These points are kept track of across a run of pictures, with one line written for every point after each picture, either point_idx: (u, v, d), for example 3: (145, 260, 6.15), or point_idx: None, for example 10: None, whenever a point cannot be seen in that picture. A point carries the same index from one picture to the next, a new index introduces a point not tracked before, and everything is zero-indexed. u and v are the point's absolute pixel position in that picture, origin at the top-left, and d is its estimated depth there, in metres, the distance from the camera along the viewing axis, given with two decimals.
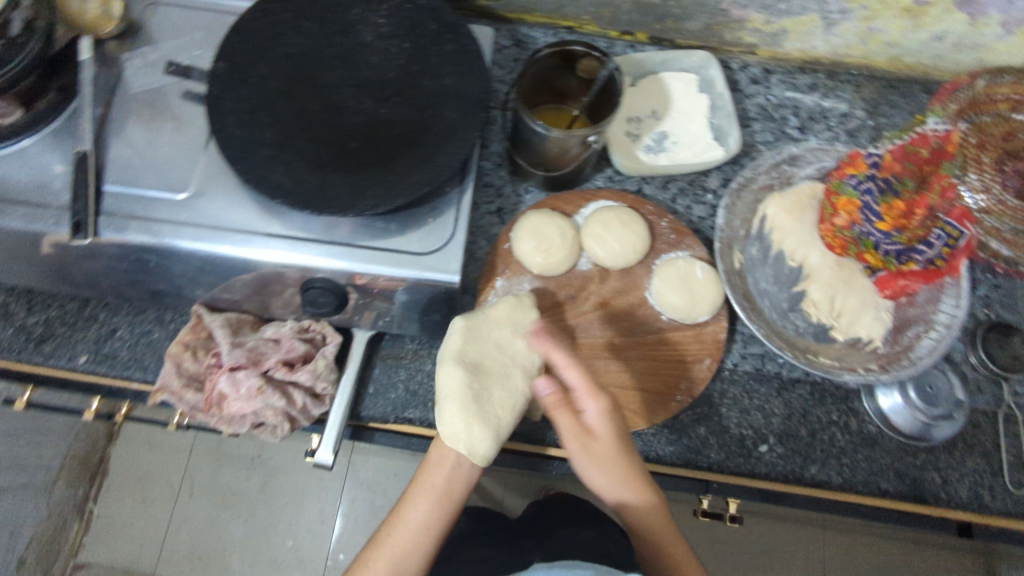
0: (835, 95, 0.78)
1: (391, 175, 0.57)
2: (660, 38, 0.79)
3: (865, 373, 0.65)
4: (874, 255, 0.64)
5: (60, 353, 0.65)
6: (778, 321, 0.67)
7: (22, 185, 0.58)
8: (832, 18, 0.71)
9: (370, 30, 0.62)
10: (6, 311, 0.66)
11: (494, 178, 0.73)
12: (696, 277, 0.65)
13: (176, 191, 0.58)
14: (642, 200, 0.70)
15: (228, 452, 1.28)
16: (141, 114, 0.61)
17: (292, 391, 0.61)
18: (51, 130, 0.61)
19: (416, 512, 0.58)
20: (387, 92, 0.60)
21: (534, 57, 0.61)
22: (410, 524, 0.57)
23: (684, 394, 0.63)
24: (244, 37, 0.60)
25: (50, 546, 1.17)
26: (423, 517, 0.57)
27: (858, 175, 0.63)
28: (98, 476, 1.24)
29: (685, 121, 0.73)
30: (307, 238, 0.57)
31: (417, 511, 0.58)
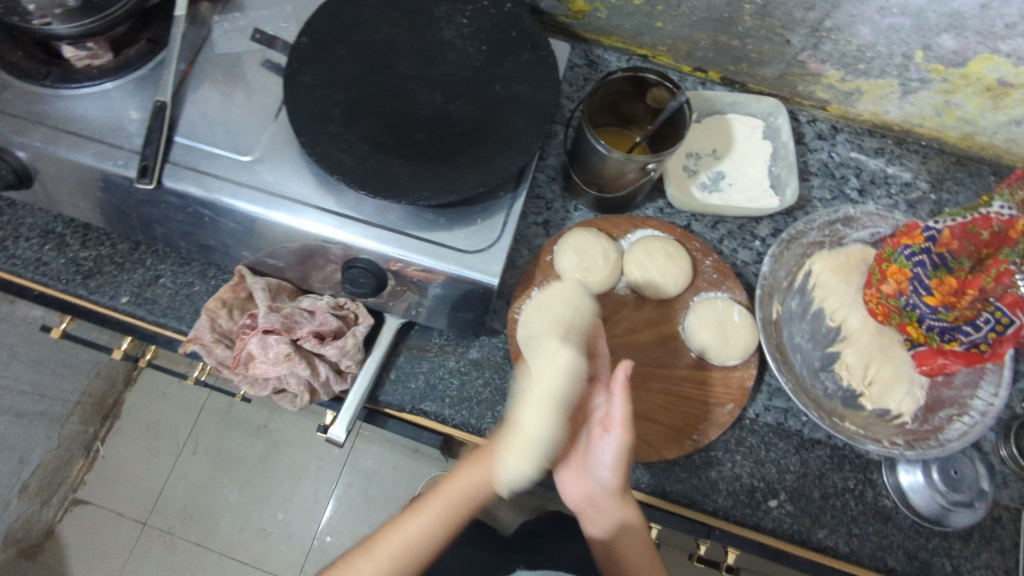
0: (899, 163, 0.78)
1: (449, 170, 0.57)
2: (733, 81, 0.80)
3: (890, 446, 0.62)
4: (916, 329, 0.62)
5: (104, 290, 0.67)
6: (806, 378, 0.66)
7: (99, 125, 0.60)
8: (910, 86, 0.71)
9: (452, 28, 0.64)
10: (61, 242, 0.69)
11: (545, 191, 0.74)
12: (733, 320, 0.64)
13: (242, 153, 0.60)
14: (690, 235, 0.70)
15: (237, 417, 1.30)
16: (223, 75, 0.63)
17: (317, 363, 0.62)
18: (136, 77, 0.62)
19: (417, 526, 0.54)
20: (459, 90, 0.61)
21: (607, 78, 0.62)
22: (409, 534, 0.54)
23: (701, 435, 0.62)
24: (332, 18, 0.62)
25: (53, 477, 1.19)
26: (420, 533, 0.54)
27: (912, 246, 0.61)
28: (109, 419, 1.26)
29: (743, 166, 0.74)
30: (358, 219, 0.59)
31: (415, 525, 0.54)
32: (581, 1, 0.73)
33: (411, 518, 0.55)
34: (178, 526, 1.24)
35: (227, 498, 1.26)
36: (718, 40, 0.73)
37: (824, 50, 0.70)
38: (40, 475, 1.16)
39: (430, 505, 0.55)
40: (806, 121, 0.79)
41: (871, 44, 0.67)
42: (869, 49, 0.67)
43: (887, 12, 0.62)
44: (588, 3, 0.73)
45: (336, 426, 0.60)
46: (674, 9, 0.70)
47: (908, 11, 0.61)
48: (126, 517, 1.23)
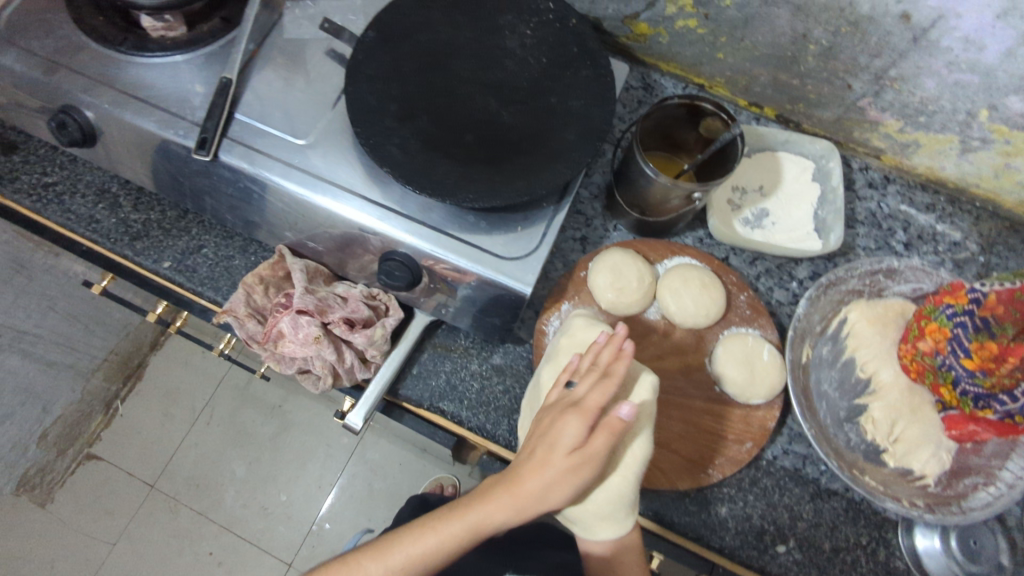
0: (950, 221, 0.76)
1: (496, 176, 0.58)
2: (788, 119, 0.79)
3: (909, 506, 0.61)
4: (949, 391, 0.60)
5: (148, 254, 0.69)
6: (830, 427, 0.65)
7: (165, 95, 0.62)
8: (970, 144, 0.69)
9: (516, 37, 0.64)
10: (114, 203, 0.71)
11: (587, 208, 0.74)
12: (762, 358, 0.63)
13: (298, 136, 0.62)
14: (727, 268, 0.69)
15: (253, 395, 1.31)
16: (289, 59, 0.65)
17: (344, 349, 0.62)
18: (205, 53, 0.64)
19: (437, 541, 0.51)
20: (515, 98, 0.62)
21: (662, 103, 0.62)
22: (423, 547, 0.51)
23: (717, 470, 0.61)
24: (401, 15, 0.64)
25: (71, 429, 1.22)
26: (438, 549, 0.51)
27: (955, 306, 0.59)
28: (131, 379, 1.29)
29: (789, 205, 0.73)
30: (401, 214, 0.59)
31: (436, 539, 0.51)
32: (645, 24, 0.74)
33: (433, 531, 0.51)
34: (184, 493, 1.26)
35: (234, 472, 1.27)
36: (778, 77, 0.73)
37: (886, 99, 0.69)
38: (60, 425, 1.20)
39: (453, 522, 0.52)
40: (858, 167, 0.78)
41: (935, 98, 0.66)
42: (932, 102, 0.66)
43: (955, 67, 0.61)
44: (652, 27, 0.74)
45: (354, 414, 0.61)
46: (738, 42, 0.71)
47: (978, 68, 0.60)
48: (135, 477, 1.25)
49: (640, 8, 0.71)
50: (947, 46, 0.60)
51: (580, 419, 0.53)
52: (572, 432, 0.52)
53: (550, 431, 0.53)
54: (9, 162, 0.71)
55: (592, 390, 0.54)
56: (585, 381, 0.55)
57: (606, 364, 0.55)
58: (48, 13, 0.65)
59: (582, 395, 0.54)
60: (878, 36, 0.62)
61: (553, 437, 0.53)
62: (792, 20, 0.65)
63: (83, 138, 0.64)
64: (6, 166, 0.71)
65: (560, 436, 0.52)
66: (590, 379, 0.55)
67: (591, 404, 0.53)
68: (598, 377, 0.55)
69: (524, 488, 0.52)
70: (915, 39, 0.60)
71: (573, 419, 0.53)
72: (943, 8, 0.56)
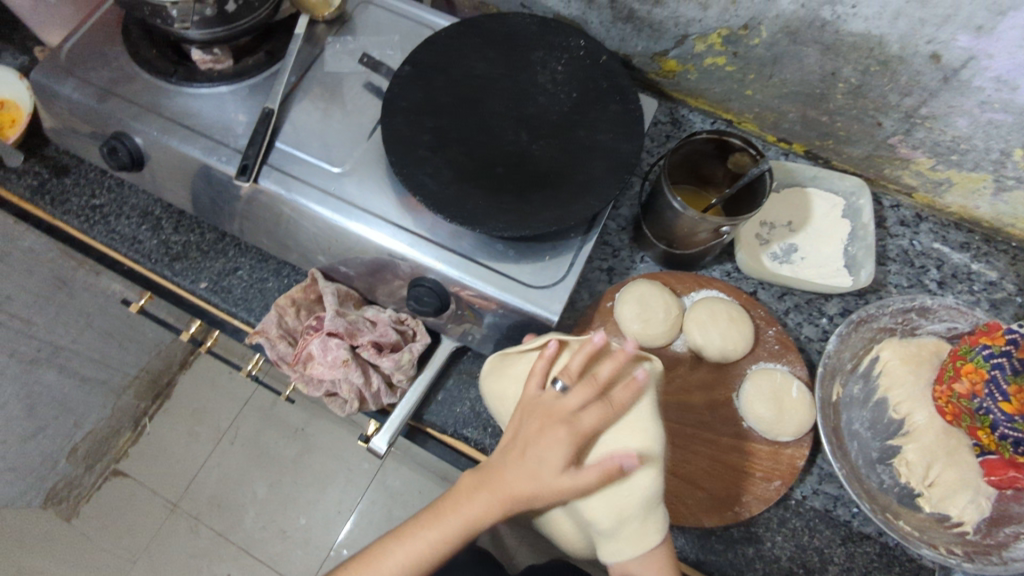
0: (985, 261, 0.75)
1: (526, 206, 0.59)
2: (817, 156, 0.79)
3: (947, 555, 0.58)
4: (987, 435, 0.58)
5: (186, 274, 0.71)
6: (862, 468, 0.64)
7: (210, 124, 0.65)
8: (1005, 183, 0.69)
9: (547, 73, 0.66)
10: (157, 224, 0.74)
11: (614, 239, 0.75)
12: (790, 395, 0.63)
13: (334, 165, 0.64)
14: (755, 302, 0.69)
15: (277, 417, 1.33)
16: (328, 92, 0.68)
17: (371, 373, 0.63)
18: (250, 85, 0.67)
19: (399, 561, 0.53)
20: (545, 131, 0.63)
21: (691, 137, 0.63)
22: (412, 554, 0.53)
23: (743, 507, 0.60)
24: (435, 51, 0.66)
25: (101, 444, 1.24)
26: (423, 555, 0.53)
27: (992, 346, 0.58)
28: (161, 397, 1.32)
29: (818, 241, 0.73)
30: (432, 241, 0.61)
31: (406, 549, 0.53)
32: (674, 61, 0.75)
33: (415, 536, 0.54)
34: (206, 513, 1.27)
35: (255, 493, 1.28)
36: (807, 114, 0.74)
37: (917, 137, 0.69)
38: (90, 440, 1.21)
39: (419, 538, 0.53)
40: (889, 206, 0.78)
41: (968, 136, 0.65)
42: (964, 141, 0.66)
43: (988, 107, 0.61)
44: (681, 64, 0.75)
45: (381, 437, 0.62)
46: (766, 79, 0.71)
47: (1011, 108, 0.60)
48: (159, 495, 1.28)
49: (670, 45, 0.73)
50: (978, 86, 0.60)
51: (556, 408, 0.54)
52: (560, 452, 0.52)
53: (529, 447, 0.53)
54: (61, 184, 0.74)
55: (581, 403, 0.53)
56: (578, 393, 0.54)
57: (605, 381, 0.54)
58: (105, 46, 0.68)
59: (576, 409, 0.53)
60: (908, 75, 0.62)
61: (538, 448, 0.52)
62: (821, 59, 0.66)
63: (131, 163, 0.67)
64: (57, 187, 0.74)
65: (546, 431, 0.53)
66: (585, 393, 0.54)
67: (584, 424, 0.53)
68: (593, 393, 0.54)
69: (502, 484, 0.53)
70: (945, 79, 0.61)
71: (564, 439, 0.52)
72: (974, 48, 0.57)
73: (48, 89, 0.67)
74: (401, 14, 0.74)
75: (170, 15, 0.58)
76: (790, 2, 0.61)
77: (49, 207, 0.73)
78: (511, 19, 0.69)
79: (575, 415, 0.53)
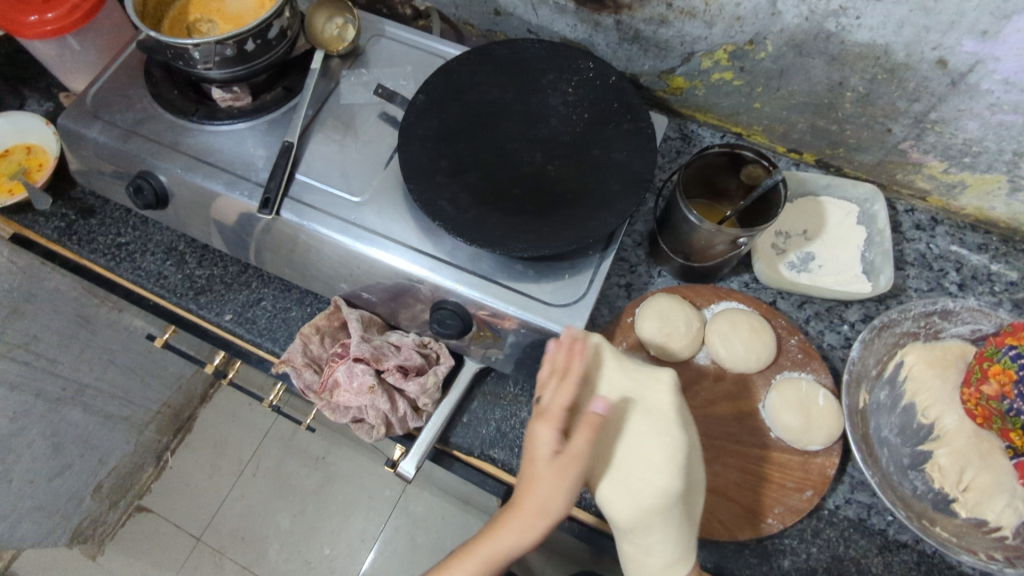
0: (1005, 261, 0.74)
1: (544, 226, 0.60)
2: (828, 164, 0.80)
3: (987, 560, 0.57)
4: (1020, 436, 0.58)
5: (211, 306, 0.73)
6: (894, 474, 0.63)
7: (231, 160, 0.67)
8: (1019, 183, 0.69)
9: (558, 95, 0.67)
10: (181, 259, 0.75)
11: (630, 255, 0.76)
12: (817, 403, 0.62)
13: (354, 194, 0.65)
14: (776, 312, 0.69)
15: (298, 446, 1.33)
16: (345, 123, 0.69)
17: (397, 398, 0.63)
18: (268, 120, 0.69)
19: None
20: (559, 152, 0.64)
21: (703, 152, 0.64)
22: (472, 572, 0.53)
23: (776, 519, 0.59)
24: (448, 79, 0.68)
25: (124, 482, 1.25)
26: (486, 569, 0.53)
27: (1019, 347, 0.59)
28: (182, 432, 1.34)
29: (835, 249, 0.73)
30: (452, 264, 0.62)
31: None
32: (680, 78, 0.77)
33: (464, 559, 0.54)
34: (230, 546, 1.27)
35: (280, 524, 1.28)
36: (816, 124, 0.74)
37: (927, 141, 0.69)
38: (114, 477, 1.21)
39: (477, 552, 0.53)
40: (903, 210, 0.78)
41: (979, 139, 0.66)
42: (976, 144, 0.67)
43: (997, 109, 0.62)
44: (688, 80, 0.76)
45: (409, 462, 0.62)
46: (774, 92, 0.73)
47: (1020, 109, 0.61)
48: (184, 529, 1.29)
49: (676, 63, 0.74)
50: (987, 89, 0.60)
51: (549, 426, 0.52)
52: (547, 441, 0.52)
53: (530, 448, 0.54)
54: (87, 225, 0.76)
55: (555, 396, 0.54)
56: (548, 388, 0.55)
57: (565, 365, 0.54)
58: (129, 90, 0.71)
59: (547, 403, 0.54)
60: (916, 82, 0.63)
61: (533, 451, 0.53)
62: (827, 70, 0.67)
63: (156, 201, 0.68)
64: (84, 228, 0.76)
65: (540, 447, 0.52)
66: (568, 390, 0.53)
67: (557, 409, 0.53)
68: (558, 381, 0.54)
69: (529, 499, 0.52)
70: (953, 83, 0.61)
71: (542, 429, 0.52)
72: (980, 52, 0.57)
73: (76, 133, 0.69)
74: (412, 45, 0.76)
75: (192, 57, 0.60)
76: (794, 16, 0.62)
77: (77, 248, 0.75)
78: (520, 45, 0.70)
79: (547, 407, 0.54)
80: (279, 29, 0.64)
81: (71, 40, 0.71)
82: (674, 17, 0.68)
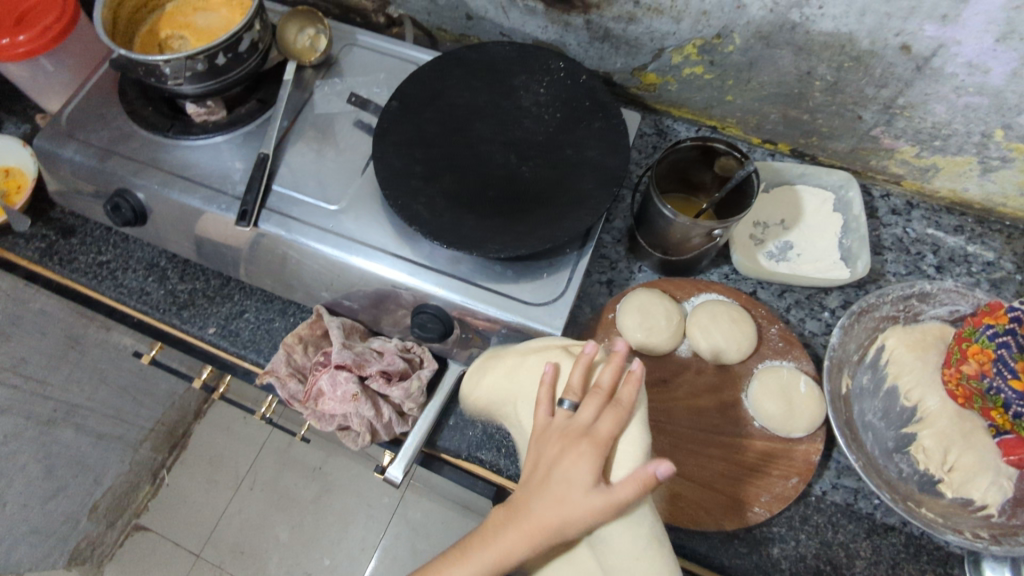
0: (981, 242, 0.75)
1: (520, 226, 0.60)
2: (803, 153, 0.80)
3: (973, 538, 0.57)
4: (1002, 415, 0.58)
5: (194, 321, 0.73)
6: (879, 458, 0.63)
7: (208, 174, 0.67)
8: (990, 164, 0.70)
9: (530, 96, 0.68)
10: (163, 274, 0.75)
11: (610, 252, 0.76)
12: (798, 391, 0.63)
13: (330, 203, 0.65)
14: (756, 302, 0.69)
15: (294, 458, 1.34)
16: (320, 133, 0.70)
17: (381, 404, 0.64)
18: (244, 132, 0.69)
19: None
20: (533, 153, 0.65)
21: (675, 146, 0.64)
22: None
23: (762, 507, 0.60)
24: (419, 85, 0.68)
25: (120, 500, 1.24)
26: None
27: (996, 326, 0.58)
28: (177, 449, 1.34)
29: (812, 237, 0.74)
30: (431, 268, 0.62)
31: None
32: (653, 75, 0.77)
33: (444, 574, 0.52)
34: (229, 562, 1.27)
35: (278, 538, 1.28)
36: (788, 114, 0.75)
37: (898, 126, 0.70)
38: (110, 496, 1.21)
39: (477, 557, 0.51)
40: (879, 195, 0.79)
41: (947, 122, 0.67)
42: (945, 127, 0.67)
43: (963, 91, 0.63)
44: (660, 76, 0.77)
45: (393, 467, 0.62)
46: (744, 84, 0.73)
47: (985, 90, 0.62)
48: (182, 546, 1.28)
49: (647, 60, 0.75)
50: (951, 72, 0.61)
51: (592, 453, 0.50)
52: (588, 467, 0.50)
53: (551, 471, 0.51)
54: (68, 246, 0.76)
55: (601, 421, 0.52)
56: (590, 404, 0.53)
57: (610, 387, 0.54)
58: (103, 107, 0.71)
59: (589, 421, 0.52)
60: (882, 68, 0.64)
61: (566, 472, 0.50)
62: (795, 60, 0.67)
63: (135, 218, 0.68)
64: (65, 248, 0.76)
65: (573, 470, 0.50)
66: (595, 404, 0.53)
67: (602, 432, 0.51)
68: (603, 401, 0.53)
69: (526, 518, 0.51)
70: (918, 68, 0.62)
71: (587, 453, 0.50)
72: (942, 36, 0.58)
73: (52, 154, 0.69)
74: (384, 52, 0.76)
75: (163, 73, 0.60)
76: (759, 8, 0.63)
77: (58, 268, 0.75)
78: (489, 48, 0.71)
79: (594, 429, 0.51)
80: (250, 42, 0.64)
81: (44, 62, 0.71)
82: (642, 14, 0.69)
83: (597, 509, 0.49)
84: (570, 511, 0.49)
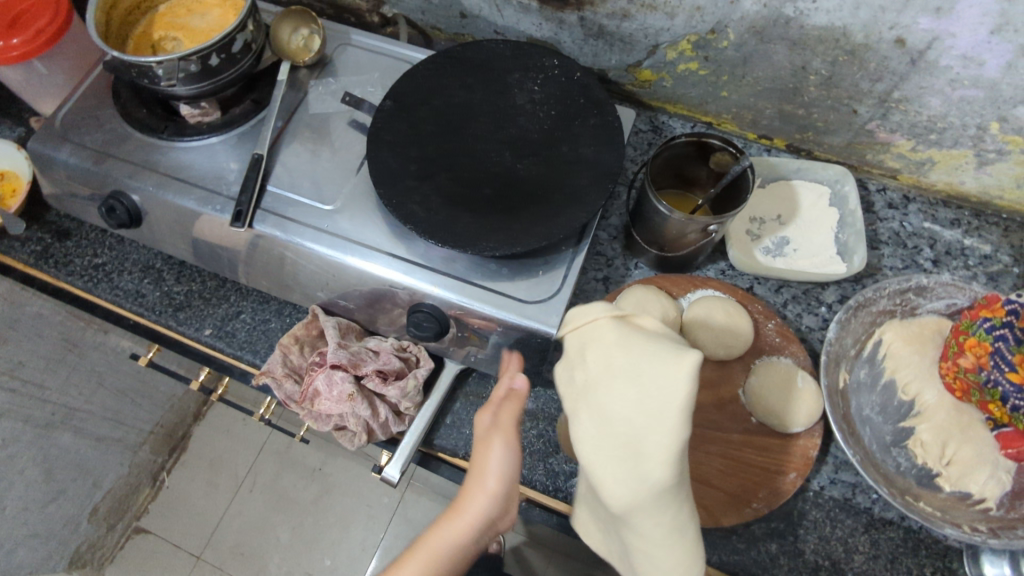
0: (978, 235, 0.75)
1: (515, 224, 0.60)
2: (799, 148, 0.80)
3: (971, 532, 0.57)
4: (999, 408, 0.58)
5: (190, 322, 0.73)
6: (877, 453, 0.63)
7: (202, 175, 0.67)
8: (986, 157, 0.69)
9: (524, 94, 0.68)
10: (158, 276, 0.75)
11: (606, 249, 0.76)
12: (796, 385, 0.63)
13: (325, 202, 0.65)
14: (752, 297, 0.69)
15: (294, 458, 1.34)
16: (314, 133, 0.70)
17: (378, 404, 0.64)
18: (238, 133, 0.69)
19: None
20: (528, 151, 0.65)
21: (670, 142, 0.64)
22: None
23: (761, 503, 0.60)
24: (413, 84, 0.68)
25: (121, 503, 1.24)
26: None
27: (992, 319, 0.58)
28: (177, 451, 1.33)
29: (808, 232, 0.73)
30: (426, 267, 0.62)
31: None
32: (648, 71, 0.77)
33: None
34: (230, 563, 1.27)
35: (279, 538, 1.28)
36: (783, 109, 0.75)
37: (893, 120, 0.70)
38: (110, 499, 1.21)
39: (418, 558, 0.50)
40: (875, 190, 0.78)
41: (943, 115, 0.67)
42: (940, 120, 0.67)
43: (958, 84, 0.62)
44: (655, 73, 0.77)
45: (393, 466, 0.62)
46: (740, 79, 0.73)
47: (981, 83, 0.61)
48: (183, 548, 1.28)
49: (642, 56, 0.75)
50: (945, 65, 0.61)
51: (502, 445, 0.52)
52: (499, 457, 0.52)
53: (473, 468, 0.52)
54: (63, 248, 0.76)
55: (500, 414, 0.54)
56: (499, 407, 0.54)
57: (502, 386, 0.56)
58: (97, 109, 0.71)
59: (495, 419, 0.53)
60: (877, 62, 0.64)
61: (482, 467, 0.52)
62: (789, 55, 0.67)
63: (130, 220, 0.68)
64: (61, 251, 0.76)
65: (488, 463, 0.52)
66: (501, 404, 0.55)
67: (508, 425, 0.53)
68: (506, 400, 0.55)
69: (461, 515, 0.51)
70: (913, 61, 0.62)
71: (497, 446, 0.52)
72: (935, 29, 0.58)
73: (46, 156, 0.69)
74: (378, 52, 0.76)
75: (156, 74, 0.60)
76: (753, 3, 0.63)
77: (54, 271, 0.75)
78: (484, 46, 0.71)
79: (497, 423, 0.53)
80: (243, 42, 0.64)
81: (38, 65, 0.71)
82: (636, 10, 0.69)
83: (498, 491, 0.51)
84: (490, 502, 0.51)
